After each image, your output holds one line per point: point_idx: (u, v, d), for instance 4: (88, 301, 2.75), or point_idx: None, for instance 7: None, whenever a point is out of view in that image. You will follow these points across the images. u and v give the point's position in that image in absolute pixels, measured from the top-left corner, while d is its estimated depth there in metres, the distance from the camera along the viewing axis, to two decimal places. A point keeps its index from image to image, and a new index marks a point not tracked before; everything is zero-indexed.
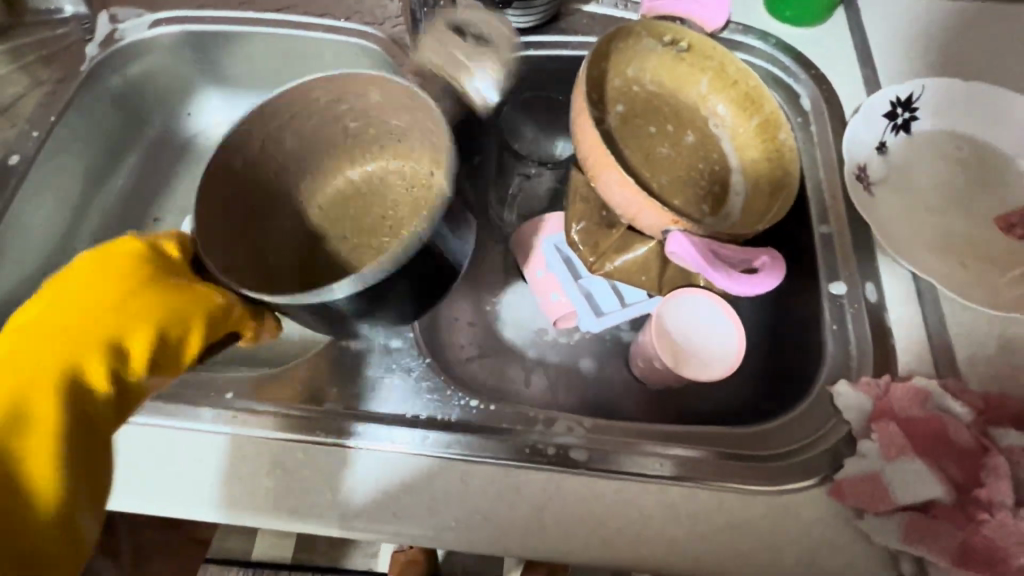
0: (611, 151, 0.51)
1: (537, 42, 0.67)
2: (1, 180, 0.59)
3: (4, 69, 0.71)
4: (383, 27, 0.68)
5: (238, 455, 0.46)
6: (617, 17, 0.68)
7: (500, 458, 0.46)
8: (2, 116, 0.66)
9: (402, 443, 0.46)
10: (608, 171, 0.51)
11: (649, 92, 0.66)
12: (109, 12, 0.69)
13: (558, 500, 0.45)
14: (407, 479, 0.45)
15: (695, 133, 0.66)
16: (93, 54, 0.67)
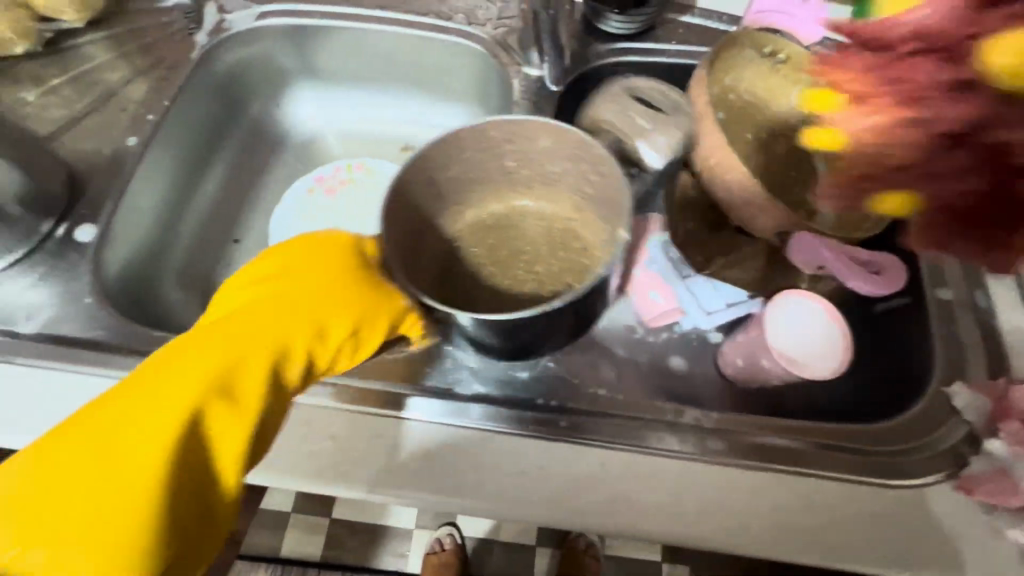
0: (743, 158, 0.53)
1: (637, 48, 0.68)
2: (120, 162, 0.61)
3: (105, 54, 0.72)
4: (486, 28, 0.69)
5: (378, 435, 0.48)
6: (714, 28, 0.69)
7: (633, 447, 0.47)
8: (112, 101, 0.67)
9: (538, 431, 0.48)
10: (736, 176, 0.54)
11: (744, 101, 0.67)
12: (217, 3, 0.71)
13: (696, 486, 0.47)
14: (549, 465, 0.47)
15: (789, 142, 0.67)
16: (203, 42, 0.69)
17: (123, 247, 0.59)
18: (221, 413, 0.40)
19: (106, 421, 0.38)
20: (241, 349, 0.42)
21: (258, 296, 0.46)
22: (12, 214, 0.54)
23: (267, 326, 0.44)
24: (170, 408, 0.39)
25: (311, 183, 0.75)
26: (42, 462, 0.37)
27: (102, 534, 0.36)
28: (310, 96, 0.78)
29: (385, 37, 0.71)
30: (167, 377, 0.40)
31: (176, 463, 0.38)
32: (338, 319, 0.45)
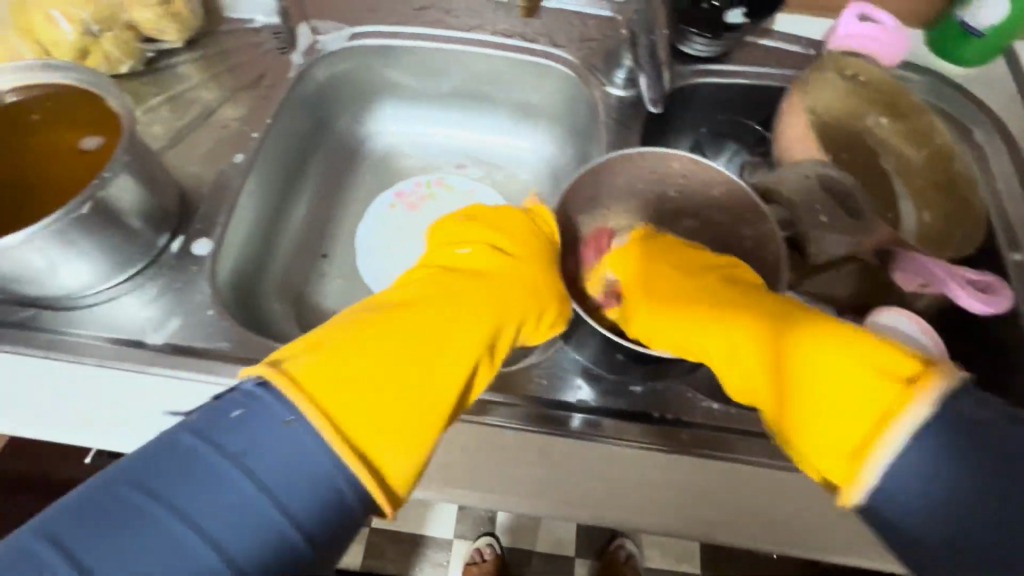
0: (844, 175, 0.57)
1: (716, 70, 0.70)
2: (227, 180, 0.62)
3: (193, 72, 0.73)
4: (572, 51, 0.72)
5: (501, 449, 0.48)
6: (794, 52, 0.71)
7: (757, 462, 0.48)
8: (207, 120, 0.69)
9: (658, 446, 0.48)
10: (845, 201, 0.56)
11: (826, 121, 0.67)
12: (309, 24, 0.73)
13: (821, 501, 0.48)
14: (674, 478, 0.48)
15: (869, 166, 0.67)
16: (297, 62, 0.72)
17: (229, 259, 0.61)
18: (479, 352, 0.42)
19: (384, 336, 0.39)
20: (489, 297, 0.44)
21: (483, 254, 0.48)
22: (133, 226, 0.54)
23: (504, 283, 0.46)
24: (444, 338, 0.40)
25: (392, 199, 0.77)
26: (326, 358, 0.37)
27: (385, 443, 0.36)
28: (392, 113, 0.81)
29: (471, 58, 0.73)
30: (432, 312, 0.42)
31: (450, 388, 0.39)
32: (555, 289, 0.48)
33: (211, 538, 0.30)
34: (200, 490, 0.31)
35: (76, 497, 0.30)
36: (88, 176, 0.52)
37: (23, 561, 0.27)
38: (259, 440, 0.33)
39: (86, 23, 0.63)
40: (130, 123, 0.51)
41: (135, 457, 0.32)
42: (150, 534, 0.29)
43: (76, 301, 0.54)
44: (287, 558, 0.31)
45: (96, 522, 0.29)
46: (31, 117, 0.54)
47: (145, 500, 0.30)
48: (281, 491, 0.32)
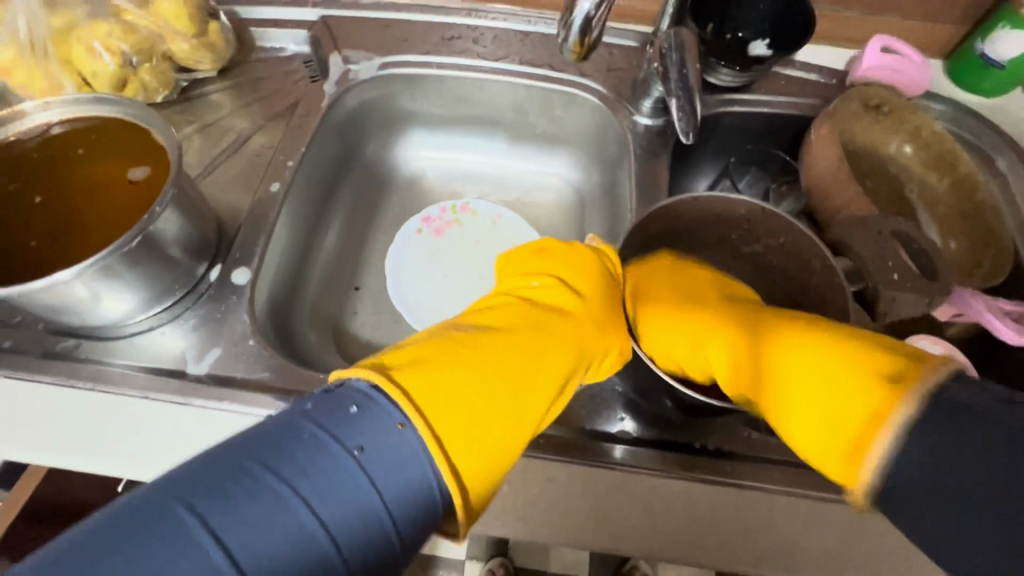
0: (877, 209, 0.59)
1: (738, 100, 0.71)
2: (265, 208, 0.63)
3: (224, 100, 0.73)
4: (600, 80, 0.73)
5: (546, 480, 0.49)
6: (817, 82, 0.73)
7: (798, 491, 0.48)
8: (240, 148, 0.69)
9: (700, 476, 0.49)
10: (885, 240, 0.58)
11: (852, 147, 0.68)
12: (342, 54, 0.74)
13: (863, 532, 0.48)
14: (716, 509, 0.48)
15: (894, 193, 0.68)
16: (330, 90, 0.72)
17: (265, 286, 0.61)
18: (553, 386, 0.43)
19: (478, 357, 0.41)
20: (562, 333, 0.46)
21: (556, 290, 0.50)
22: (174, 256, 0.54)
23: (575, 321, 0.48)
24: (527, 367, 0.42)
25: (420, 224, 0.77)
26: (429, 370, 0.38)
27: (474, 461, 0.37)
28: (423, 138, 0.82)
29: (500, 86, 0.74)
30: (516, 341, 0.43)
31: (528, 417, 0.41)
32: (616, 330, 0.50)
33: (325, 523, 0.31)
34: (319, 475, 0.32)
35: (200, 465, 0.31)
36: (135, 208, 0.53)
37: (158, 518, 0.28)
38: (374, 435, 0.34)
39: (125, 54, 0.64)
40: (177, 157, 0.52)
41: (256, 435, 0.33)
42: (273, 510, 0.30)
43: (119, 330, 0.55)
44: (382, 552, 0.33)
45: (225, 490, 0.30)
46: (77, 151, 0.55)
47: (271, 478, 0.31)
48: (388, 487, 0.34)
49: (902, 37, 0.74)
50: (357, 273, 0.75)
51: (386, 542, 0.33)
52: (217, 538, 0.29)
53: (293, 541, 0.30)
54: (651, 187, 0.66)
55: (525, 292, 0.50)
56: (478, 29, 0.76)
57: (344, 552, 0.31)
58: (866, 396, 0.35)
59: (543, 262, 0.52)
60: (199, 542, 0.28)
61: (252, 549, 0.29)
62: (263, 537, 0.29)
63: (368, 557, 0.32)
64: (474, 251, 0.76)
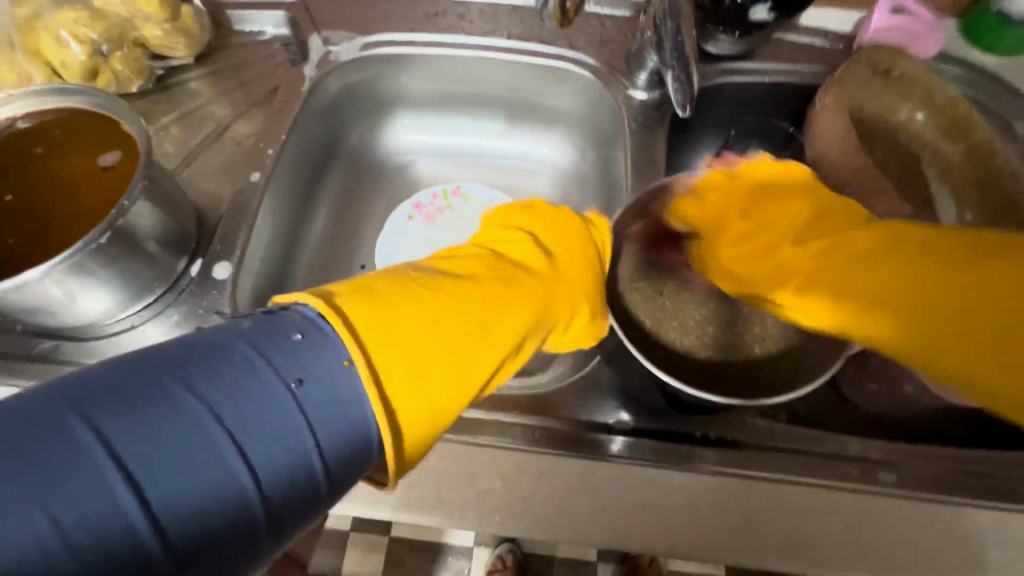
0: (887, 180, 0.55)
1: (738, 69, 0.67)
2: (245, 199, 0.61)
3: (201, 86, 0.71)
4: (593, 54, 0.69)
5: (543, 473, 0.48)
6: (821, 48, 0.69)
7: (806, 478, 0.47)
8: (220, 137, 0.67)
9: (700, 467, 0.47)
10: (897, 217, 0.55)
11: (859, 115, 0.64)
12: (322, 35, 0.71)
13: (869, 520, 0.47)
14: (718, 499, 0.47)
15: (907, 163, 0.65)
16: (311, 73, 0.69)
17: (249, 280, 0.59)
18: (511, 338, 0.41)
19: (435, 299, 0.39)
20: (528, 290, 0.44)
21: (528, 250, 0.47)
22: (150, 252, 0.52)
23: (544, 281, 0.46)
24: (488, 311, 0.41)
25: (410, 211, 0.75)
26: (381, 304, 0.37)
27: (414, 407, 0.35)
28: (411, 119, 0.79)
29: (487, 62, 0.71)
30: (479, 289, 0.41)
31: (483, 370, 0.39)
32: (589, 298, 0.49)
33: (248, 457, 0.29)
34: (247, 404, 0.30)
35: (107, 371, 0.28)
36: (108, 199, 0.51)
37: (48, 422, 0.25)
38: (316, 369, 0.32)
39: (95, 43, 0.61)
40: (147, 146, 0.49)
41: (175, 348, 0.31)
42: (186, 434, 0.27)
43: (97, 330, 0.54)
44: (307, 494, 0.31)
45: (132, 403, 0.27)
46: (37, 150, 0.53)
47: (189, 398, 0.28)
48: (321, 423, 0.32)
49: None
50: (347, 262, 0.72)
51: (312, 484, 0.31)
52: (111, 454, 0.25)
53: (204, 471, 0.27)
54: (648, 165, 0.63)
55: (499, 247, 0.48)
56: (463, 4, 0.73)
57: (264, 489, 0.29)
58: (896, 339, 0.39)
59: (525, 223, 0.50)
60: (96, 459, 0.25)
61: (154, 473, 0.26)
62: (171, 463, 0.26)
63: (287, 493, 0.30)
64: (469, 236, 0.74)
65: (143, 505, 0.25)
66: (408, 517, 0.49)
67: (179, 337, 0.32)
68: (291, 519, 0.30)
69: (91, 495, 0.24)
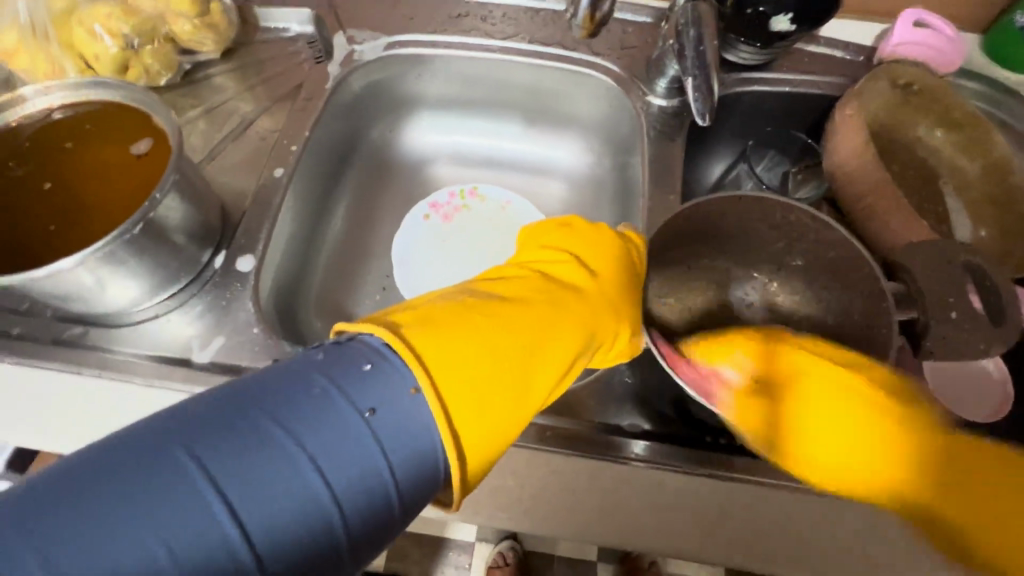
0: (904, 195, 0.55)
1: (758, 79, 0.67)
2: (269, 194, 0.62)
3: (227, 81, 0.72)
4: (613, 60, 0.70)
5: (554, 472, 0.49)
6: (842, 59, 0.69)
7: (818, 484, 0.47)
8: (245, 132, 0.68)
9: (714, 471, 0.46)
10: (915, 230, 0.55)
11: (878, 128, 0.64)
12: (347, 34, 0.72)
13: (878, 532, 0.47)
14: (725, 504, 0.48)
15: (923, 177, 0.65)
16: (335, 72, 0.70)
17: (270, 273, 0.61)
18: (563, 361, 0.42)
19: (490, 324, 0.40)
20: (577, 312, 0.45)
21: (571, 269, 0.49)
22: (178, 243, 0.53)
23: (591, 302, 0.47)
24: (541, 336, 0.42)
25: (427, 210, 0.76)
26: (442, 332, 0.38)
27: (475, 434, 0.36)
28: (430, 120, 0.80)
29: (509, 66, 0.72)
30: (530, 314, 0.42)
31: (537, 398, 0.40)
32: (630, 318, 0.49)
33: (330, 485, 0.32)
34: (328, 436, 0.33)
35: (205, 406, 0.32)
36: (140, 187, 0.52)
37: (156, 458, 0.29)
38: (385, 399, 0.35)
39: (127, 37, 0.63)
40: (179, 140, 0.51)
41: (258, 382, 0.34)
42: (278, 466, 0.31)
43: (124, 318, 0.55)
44: (383, 516, 0.34)
45: (227, 439, 0.31)
46: (65, 145, 0.54)
47: (279, 432, 0.32)
48: (393, 451, 0.34)
49: (937, 9, 0.70)
50: (364, 259, 0.74)
51: (385, 504, 0.34)
52: (218, 490, 0.29)
53: (292, 498, 0.30)
54: (665, 173, 0.63)
55: (542, 267, 0.49)
56: (487, 7, 0.74)
57: (345, 514, 0.32)
58: (893, 477, 0.38)
59: (565, 240, 0.51)
60: (204, 494, 0.29)
61: (251, 501, 0.30)
62: (262, 494, 0.30)
63: (365, 515, 0.33)
64: (482, 238, 0.74)
65: (245, 534, 0.29)
66: None
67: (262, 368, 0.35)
68: (370, 538, 0.33)
69: (201, 523, 0.28)
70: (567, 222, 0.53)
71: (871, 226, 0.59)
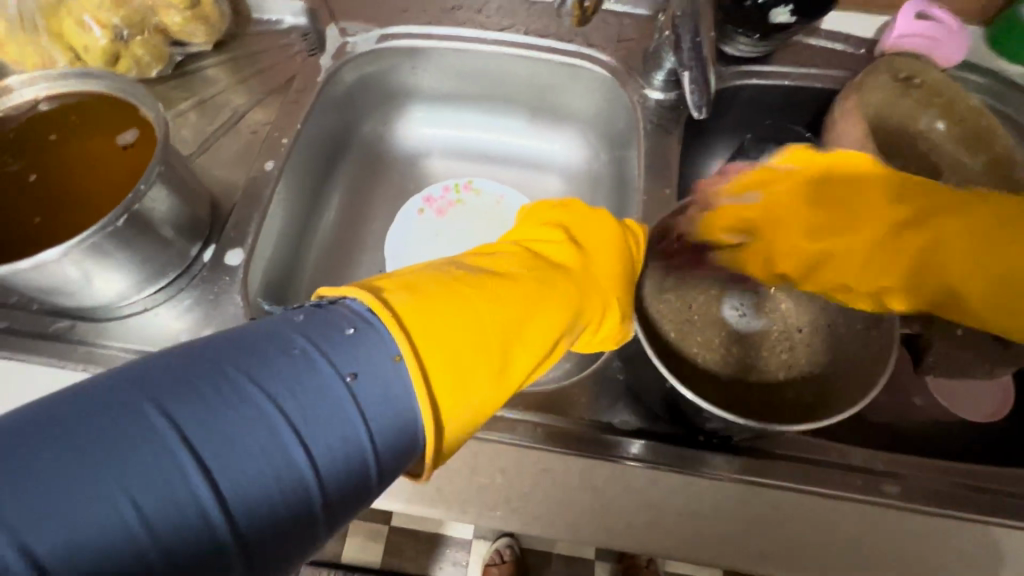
0: None
1: (756, 72, 0.66)
2: (258, 187, 0.61)
3: (218, 74, 0.71)
4: (609, 52, 0.69)
5: (544, 471, 0.48)
6: (842, 52, 0.68)
7: (808, 488, 0.46)
8: (236, 125, 0.67)
9: (700, 468, 0.47)
10: None
11: (877, 122, 0.63)
12: (339, 26, 0.71)
13: (872, 531, 0.47)
14: (717, 504, 0.47)
15: (924, 172, 0.64)
16: (327, 64, 0.70)
17: (260, 267, 0.60)
18: (548, 340, 0.41)
19: (477, 296, 0.39)
20: (566, 290, 0.44)
21: (562, 249, 0.48)
22: (165, 236, 0.53)
23: (580, 283, 0.46)
24: (527, 312, 0.41)
25: (421, 204, 0.75)
26: (426, 301, 0.37)
27: (455, 402, 0.35)
28: (423, 113, 0.79)
29: (503, 57, 0.71)
30: (519, 289, 0.41)
31: (518, 370, 0.39)
32: (621, 302, 0.48)
33: (308, 448, 0.29)
34: (308, 398, 0.30)
35: (174, 361, 0.29)
36: (127, 178, 0.51)
37: (120, 411, 0.26)
38: (368, 363, 0.33)
39: (116, 27, 0.62)
40: (165, 130, 0.50)
41: (233, 340, 0.31)
42: (255, 427, 0.28)
43: (111, 312, 0.55)
44: (360, 483, 0.31)
45: (202, 396, 0.28)
46: (50, 137, 0.53)
47: (253, 389, 0.29)
48: (374, 419, 0.32)
49: (941, 1, 0.68)
50: (357, 253, 0.73)
51: (364, 474, 0.32)
52: (189, 445, 0.26)
53: (269, 462, 0.28)
54: (661, 167, 0.62)
55: (534, 245, 0.48)
56: None
57: (321, 477, 0.30)
58: (954, 278, 0.43)
59: (559, 220, 0.50)
60: (173, 451, 0.26)
61: (225, 463, 0.27)
62: (238, 455, 0.27)
63: (343, 484, 0.31)
64: (475, 232, 0.73)
65: (218, 495, 0.26)
66: (412, 507, 0.50)
67: (235, 328, 0.32)
68: (345, 506, 0.31)
69: (171, 487, 0.25)
70: (564, 203, 0.52)
71: None
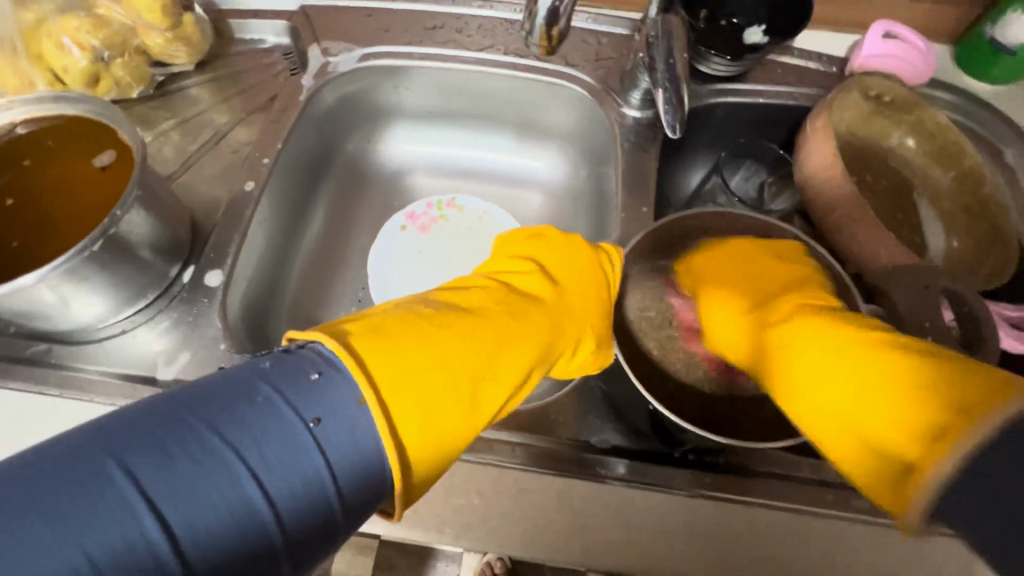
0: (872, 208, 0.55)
1: (732, 90, 0.67)
2: (238, 208, 0.61)
3: (200, 93, 0.71)
4: (587, 71, 0.70)
5: (522, 490, 0.48)
6: (815, 70, 0.70)
7: (782, 504, 0.47)
8: (217, 144, 0.68)
9: (676, 487, 0.48)
10: (886, 242, 0.55)
11: (849, 139, 0.65)
12: (321, 46, 0.72)
13: (846, 546, 0.47)
14: (694, 521, 0.48)
15: (897, 188, 0.65)
16: (308, 83, 0.70)
17: (239, 287, 0.60)
18: (519, 373, 0.42)
19: (445, 336, 0.39)
20: (536, 322, 0.45)
21: (534, 279, 0.48)
22: (143, 258, 0.53)
23: (553, 311, 0.47)
24: (496, 348, 0.41)
25: (404, 221, 0.76)
26: (389, 342, 0.37)
27: (424, 444, 0.35)
28: (406, 131, 0.80)
29: (482, 76, 0.72)
30: (487, 325, 0.42)
31: (488, 406, 0.39)
32: (596, 326, 0.49)
33: (269, 494, 0.30)
34: (271, 444, 0.31)
35: (143, 415, 0.30)
36: (104, 201, 0.52)
37: (85, 466, 0.27)
38: (333, 408, 0.33)
39: (96, 49, 0.62)
40: (142, 154, 0.50)
41: (204, 392, 0.32)
42: (215, 473, 0.29)
43: (88, 335, 0.54)
44: (325, 526, 0.32)
45: (164, 446, 0.29)
46: (24, 162, 0.53)
47: (217, 440, 0.30)
48: (339, 462, 0.32)
49: (910, 21, 0.70)
50: (339, 271, 0.73)
51: (329, 515, 0.32)
52: (146, 495, 0.27)
53: (228, 507, 0.28)
54: (639, 185, 0.63)
55: (506, 278, 0.49)
56: (462, 18, 0.74)
57: (284, 525, 0.30)
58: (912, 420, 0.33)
59: (532, 250, 0.51)
60: (132, 502, 0.26)
61: (184, 511, 0.27)
62: (197, 501, 0.28)
63: (308, 526, 0.31)
64: (460, 249, 0.74)
65: (173, 542, 0.27)
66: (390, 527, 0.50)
67: (207, 378, 0.33)
68: (311, 550, 0.31)
69: (130, 534, 0.26)
70: (537, 232, 0.53)
71: (841, 238, 0.59)
